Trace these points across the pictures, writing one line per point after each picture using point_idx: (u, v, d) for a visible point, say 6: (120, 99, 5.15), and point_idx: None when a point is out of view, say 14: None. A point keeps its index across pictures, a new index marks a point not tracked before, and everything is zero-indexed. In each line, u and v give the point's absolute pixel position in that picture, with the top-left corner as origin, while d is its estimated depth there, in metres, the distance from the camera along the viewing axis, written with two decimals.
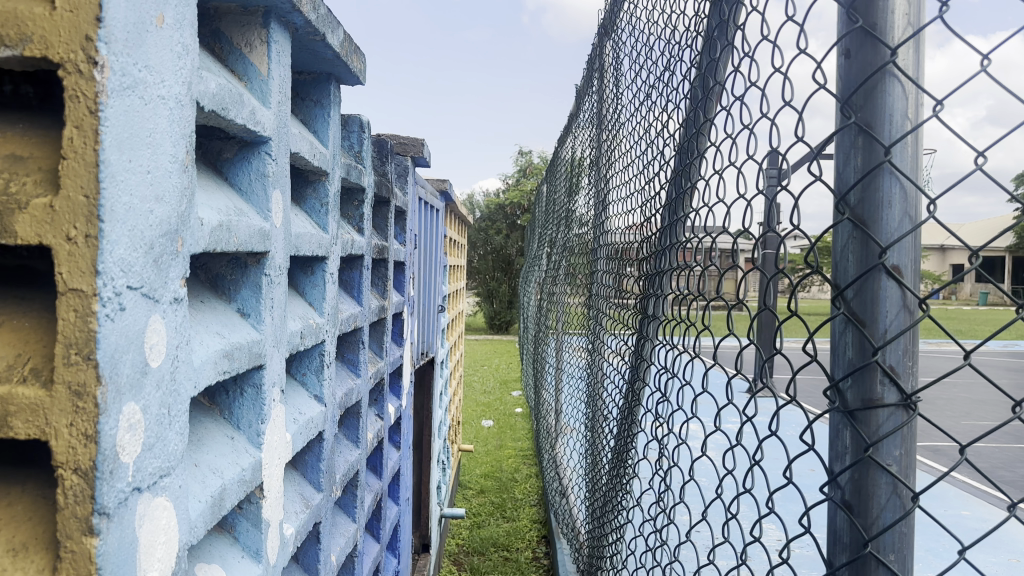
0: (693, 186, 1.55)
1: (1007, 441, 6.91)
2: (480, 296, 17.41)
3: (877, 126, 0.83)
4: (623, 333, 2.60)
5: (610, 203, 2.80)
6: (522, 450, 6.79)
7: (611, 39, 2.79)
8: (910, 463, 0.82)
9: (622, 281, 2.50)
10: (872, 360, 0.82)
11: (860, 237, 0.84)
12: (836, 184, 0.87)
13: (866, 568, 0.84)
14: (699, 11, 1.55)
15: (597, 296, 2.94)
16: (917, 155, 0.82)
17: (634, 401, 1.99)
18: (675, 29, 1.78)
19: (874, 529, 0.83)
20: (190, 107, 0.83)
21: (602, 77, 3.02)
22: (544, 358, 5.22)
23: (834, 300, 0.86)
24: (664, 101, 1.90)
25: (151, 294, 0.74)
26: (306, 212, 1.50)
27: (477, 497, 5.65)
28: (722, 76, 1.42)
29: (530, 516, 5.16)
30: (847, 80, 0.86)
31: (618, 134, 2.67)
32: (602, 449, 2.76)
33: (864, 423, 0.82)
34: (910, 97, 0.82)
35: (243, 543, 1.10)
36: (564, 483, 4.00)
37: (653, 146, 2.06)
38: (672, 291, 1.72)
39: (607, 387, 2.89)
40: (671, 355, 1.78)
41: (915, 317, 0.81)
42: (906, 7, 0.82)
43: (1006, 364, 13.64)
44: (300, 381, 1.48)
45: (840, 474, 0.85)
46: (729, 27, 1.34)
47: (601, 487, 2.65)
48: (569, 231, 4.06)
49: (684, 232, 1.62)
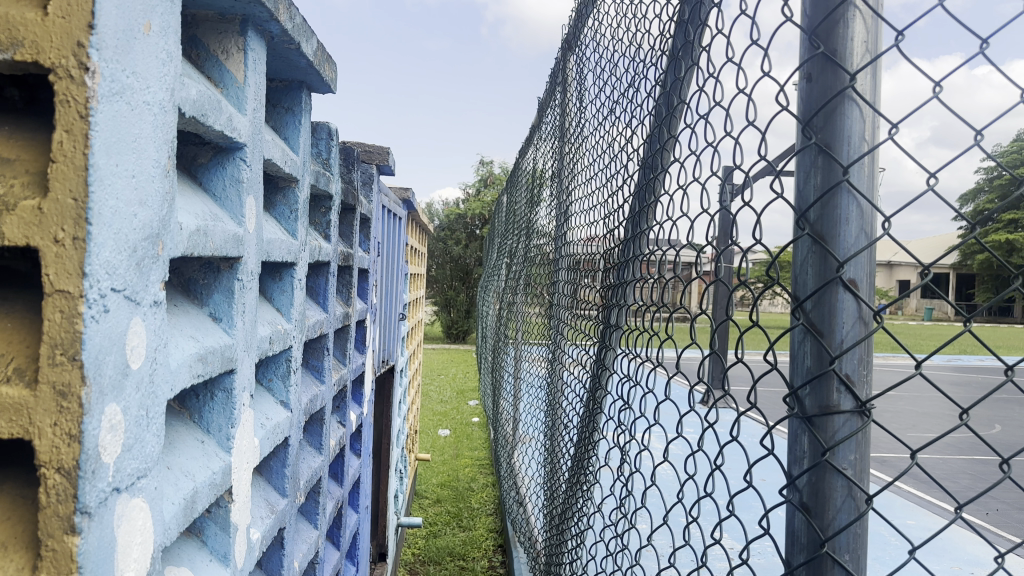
0: (656, 199, 1.60)
1: (950, 453, 7.16)
2: (438, 305, 17.48)
3: (836, 147, 0.87)
4: (584, 343, 2.63)
5: (572, 214, 2.85)
6: (479, 459, 6.81)
7: (574, 54, 2.85)
8: (864, 467, 0.87)
9: (583, 292, 2.55)
10: (829, 368, 0.86)
11: (819, 252, 0.88)
12: (796, 202, 0.92)
13: (822, 567, 0.88)
14: (665, 31, 1.60)
15: (557, 306, 2.98)
16: (873, 175, 0.87)
17: (595, 409, 2.02)
18: (639, 47, 1.84)
19: (830, 529, 0.87)
20: (172, 114, 0.84)
21: (564, 91, 3.08)
22: (502, 365, 5.24)
23: (794, 311, 0.90)
24: (628, 117, 1.95)
25: (133, 296, 0.75)
26: (275, 218, 1.51)
27: (432, 506, 5.64)
28: (686, 95, 1.47)
29: (486, 525, 5.17)
30: (807, 102, 0.90)
31: (580, 146, 2.72)
32: (561, 457, 2.79)
33: (821, 429, 0.87)
34: (866, 121, 0.87)
35: (211, 547, 1.10)
36: (522, 492, 4.03)
37: (615, 160, 2.11)
38: (634, 300, 1.76)
39: (566, 397, 2.92)
40: (632, 364, 1.81)
41: (869, 328, 0.85)
42: (864, 36, 0.87)
43: (948, 376, 14.17)
44: (267, 388, 1.49)
45: (798, 478, 0.90)
46: (694, 47, 1.38)
47: (560, 496, 2.67)
48: (528, 241, 4.10)
49: (647, 244, 1.67)
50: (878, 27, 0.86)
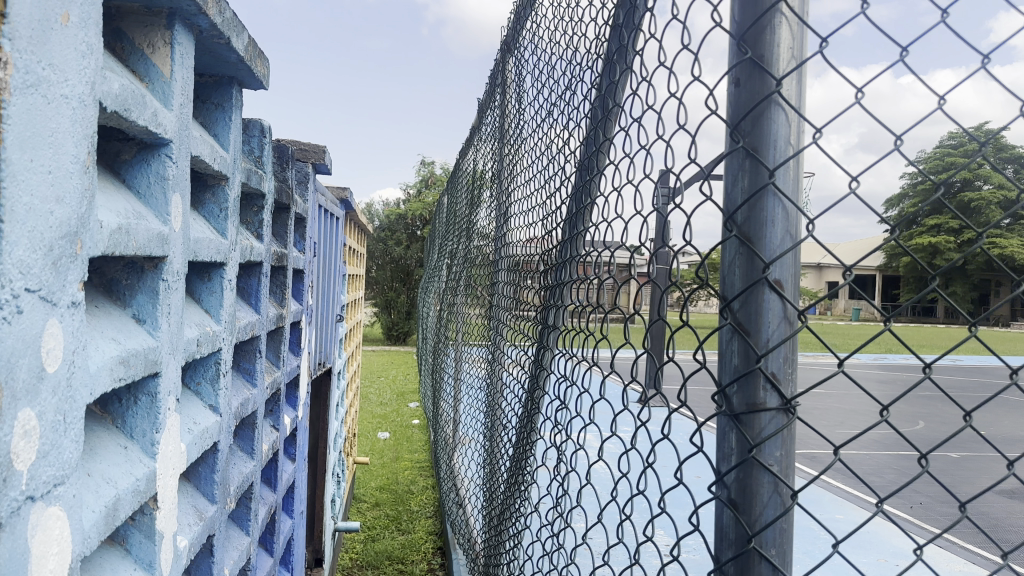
0: (592, 201, 1.62)
1: (876, 449, 7.43)
2: (378, 306, 17.32)
3: (763, 150, 0.89)
4: (523, 343, 2.64)
5: (512, 215, 2.86)
6: (419, 462, 6.77)
7: (513, 55, 2.86)
8: (789, 463, 0.89)
9: (523, 293, 2.55)
10: (756, 367, 0.88)
11: (746, 253, 0.90)
12: (725, 205, 0.93)
13: (750, 564, 0.90)
14: (600, 34, 1.61)
15: (497, 306, 2.98)
16: (798, 178, 0.89)
17: (533, 409, 2.03)
18: (575, 50, 1.85)
19: (757, 525, 0.89)
20: (91, 107, 0.81)
21: (503, 93, 3.08)
22: (442, 367, 5.22)
23: (722, 311, 0.92)
24: (565, 119, 1.96)
25: (48, 297, 0.72)
26: (204, 216, 1.47)
27: (370, 510, 5.58)
28: (621, 98, 1.49)
29: (425, 528, 5.14)
30: (736, 106, 0.92)
31: (520, 148, 2.73)
32: (500, 458, 2.79)
33: (749, 427, 0.88)
34: (792, 125, 0.89)
35: (135, 555, 1.07)
36: (461, 494, 4.02)
37: (553, 161, 2.12)
38: (572, 301, 1.77)
39: (506, 397, 2.92)
40: (570, 364, 1.82)
41: (794, 327, 0.88)
42: (790, 42, 0.89)
43: (873, 375, 14.69)
44: (194, 391, 1.45)
45: (726, 474, 0.91)
46: (629, 51, 1.40)
47: (498, 497, 2.67)
48: (469, 242, 4.10)
49: (584, 245, 1.69)
50: (803, 33, 0.89)
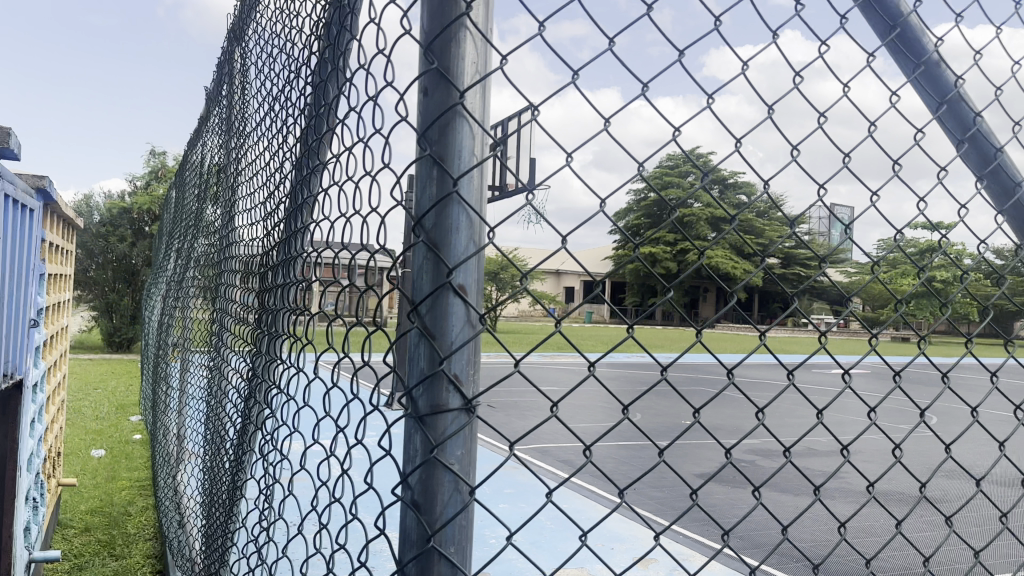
0: (308, 201, 1.57)
1: (598, 442, 8.08)
2: (97, 311, 15.65)
3: (448, 159, 0.91)
4: (245, 348, 2.50)
5: (237, 213, 2.70)
6: (138, 480, 6.19)
7: (240, 46, 2.71)
8: (468, 461, 0.93)
9: (245, 295, 2.42)
10: (440, 369, 0.90)
11: (432, 259, 0.91)
12: (413, 209, 0.94)
13: (430, 564, 0.92)
14: (316, 31, 1.57)
15: (221, 308, 2.80)
16: (481, 187, 0.93)
17: (250, 418, 1.92)
18: (294, 44, 1.79)
19: (438, 523, 0.92)
20: None
21: (230, 84, 2.91)
22: (165, 376, 4.81)
23: (409, 315, 0.93)
24: (285, 114, 1.88)
25: None
26: None
27: (77, 537, 4.99)
28: (333, 98, 1.46)
29: (143, 552, 4.70)
30: (424, 114, 0.93)
31: (245, 142, 2.58)
32: (221, 470, 2.62)
33: (432, 427, 0.90)
34: (475, 136, 0.92)
35: None
36: (183, 511, 3.72)
37: (276, 158, 2.03)
38: (290, 304, 1.70)
39: (230, 404, 2.75)
40: (287, 370, 1.75)
41: (475, 330, 0.92)
42: (473, 57, 0.92)
43: (598, 374, 16.00)
44: None
45: (410, 475, 0.92)
46: (340, 52, 1.38)
47: (217, 512, 2.50)
48: (195, 241, 3.82)
49: (300, 247, 1.63)
50: (486, 50, 0.93)
